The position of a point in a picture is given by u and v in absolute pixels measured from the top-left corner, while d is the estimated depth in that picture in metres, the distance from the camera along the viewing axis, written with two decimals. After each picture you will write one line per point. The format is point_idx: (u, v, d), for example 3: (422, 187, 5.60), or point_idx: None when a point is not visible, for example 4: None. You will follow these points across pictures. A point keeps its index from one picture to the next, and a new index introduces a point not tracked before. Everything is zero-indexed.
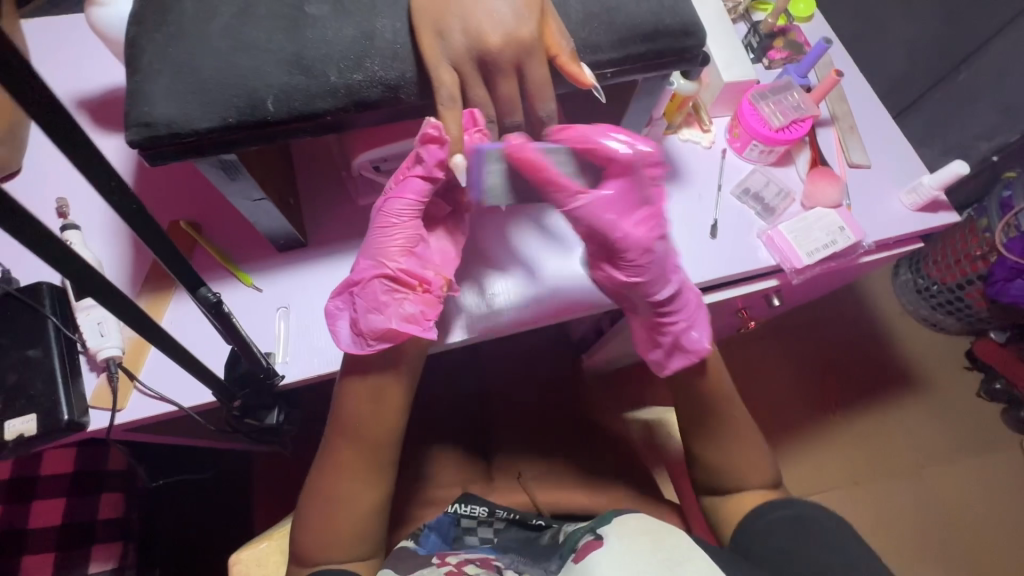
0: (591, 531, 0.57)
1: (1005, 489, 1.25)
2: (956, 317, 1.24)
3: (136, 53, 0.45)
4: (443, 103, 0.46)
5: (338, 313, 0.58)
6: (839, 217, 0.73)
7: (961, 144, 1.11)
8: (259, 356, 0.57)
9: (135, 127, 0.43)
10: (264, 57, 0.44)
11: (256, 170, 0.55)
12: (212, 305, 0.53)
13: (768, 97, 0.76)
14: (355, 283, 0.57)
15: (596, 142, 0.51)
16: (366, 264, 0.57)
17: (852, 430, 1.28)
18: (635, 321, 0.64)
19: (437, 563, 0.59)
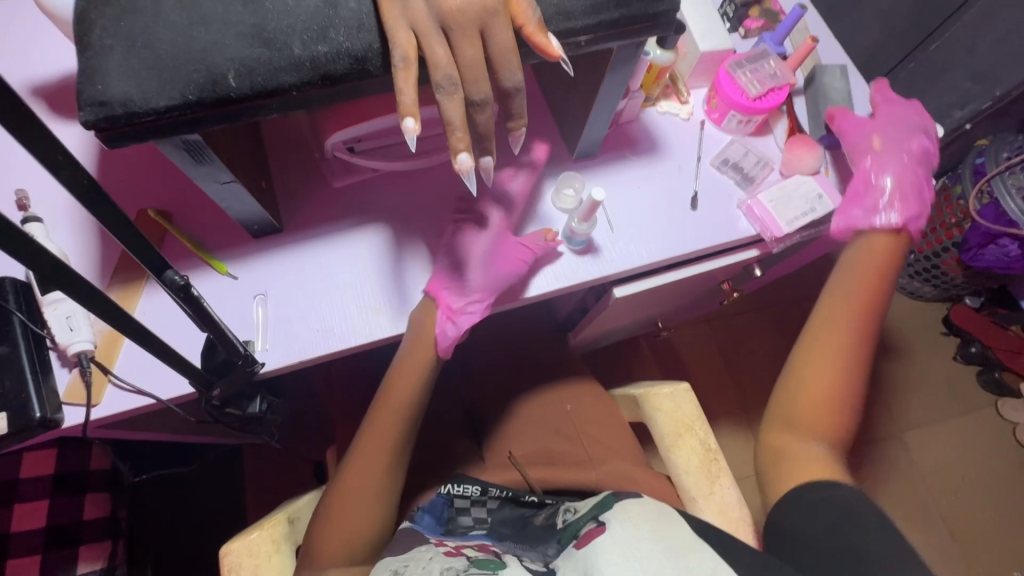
0: (596, 519, 0.63)
1: (980, 448, 1.29)
2: (932, 284, 1.28)
3: (85, 27, 0.42)
4: (393, 67, 0.43)
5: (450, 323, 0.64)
6: (818, 184, 0.74)
7: (935, 113, 1.12)
8: (237, 343, 0.54)
9: (89, 107, 0.41)
10: (223, 30, 0.42)
11: (223, 152, 0.53)
12: (180, 289, 0.47)
13: (744, 66, 0.75)
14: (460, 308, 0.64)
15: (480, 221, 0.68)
16: (469, 296, 0.65)
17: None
18: (873, 198, 0.72)
19: (435, 543, 0.63)
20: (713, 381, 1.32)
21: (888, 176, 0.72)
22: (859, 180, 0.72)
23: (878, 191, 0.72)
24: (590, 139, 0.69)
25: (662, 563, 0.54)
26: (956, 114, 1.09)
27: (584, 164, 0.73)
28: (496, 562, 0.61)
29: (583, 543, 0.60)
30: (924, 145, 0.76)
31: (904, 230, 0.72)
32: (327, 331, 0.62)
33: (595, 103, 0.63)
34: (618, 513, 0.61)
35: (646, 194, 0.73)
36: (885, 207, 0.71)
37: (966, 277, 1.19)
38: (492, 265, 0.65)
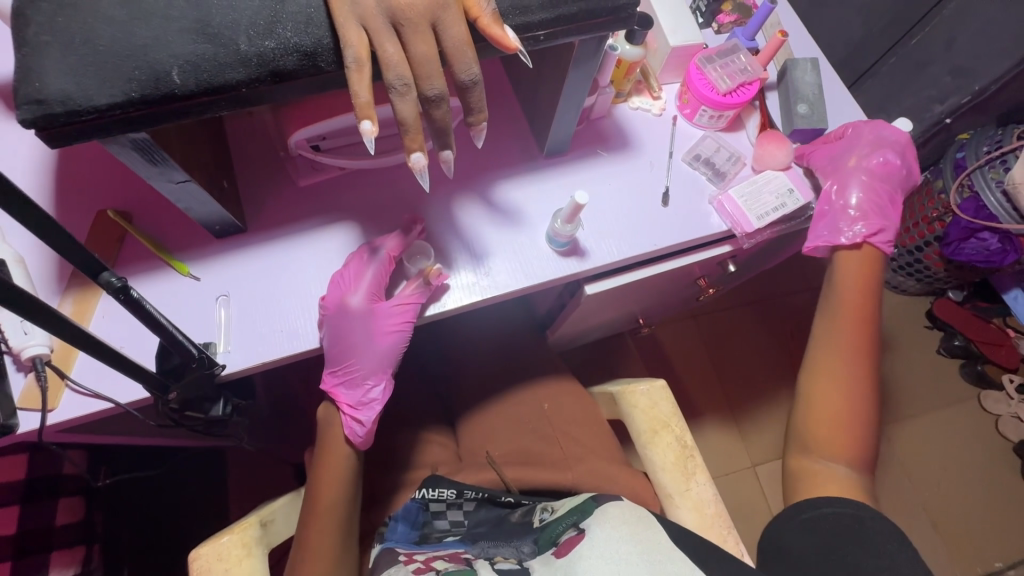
0: (575, 526, 0.63)
1: (961, 441, 1.30)
2: (915, 279, 1.29)
3: (21, 24, 0.40)
4: (344, 68, 0.41)
5: (359, 415, 0.67)
6: (788, 179, 0.73)
7: (915, 107, 1.12)
8: (190, 345, 0.52)
9: (26, 106, 0.40)
10: (165, 26, 0.41)
11: (178, 151, 0.52)
12: (118, 291, 0.43)
13: (715, 60, 0.75)
14: (364, 396, 0.67)
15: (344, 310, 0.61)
16: (363, 383, 0.67)
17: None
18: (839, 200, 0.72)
19: (404, 560, 0.64)
20: (697, 378, 1.32)
21: (854, 187, 0.72)
22: (822, 201, 0.73)
23: (844, 199, 0.72)
24: (559, 136, 0.68)
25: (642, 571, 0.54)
26: (935, 108, 1.09)
27: (555, 161, 0.73)
28: (467, 571, 0.61)
29: (563, 550, 0.60)
30: (887, 158, 0.74)
31: (870, 245, 0.71)
32: (291, 333, 0.61)
33: (560, 100, 0.62)
34: (598, 518, 0.61)
35: (616, 190, 0.72)
36: (852, 223, 0.71)
37: (947, 271, 1.20)
38: (377, 353, 0.66)
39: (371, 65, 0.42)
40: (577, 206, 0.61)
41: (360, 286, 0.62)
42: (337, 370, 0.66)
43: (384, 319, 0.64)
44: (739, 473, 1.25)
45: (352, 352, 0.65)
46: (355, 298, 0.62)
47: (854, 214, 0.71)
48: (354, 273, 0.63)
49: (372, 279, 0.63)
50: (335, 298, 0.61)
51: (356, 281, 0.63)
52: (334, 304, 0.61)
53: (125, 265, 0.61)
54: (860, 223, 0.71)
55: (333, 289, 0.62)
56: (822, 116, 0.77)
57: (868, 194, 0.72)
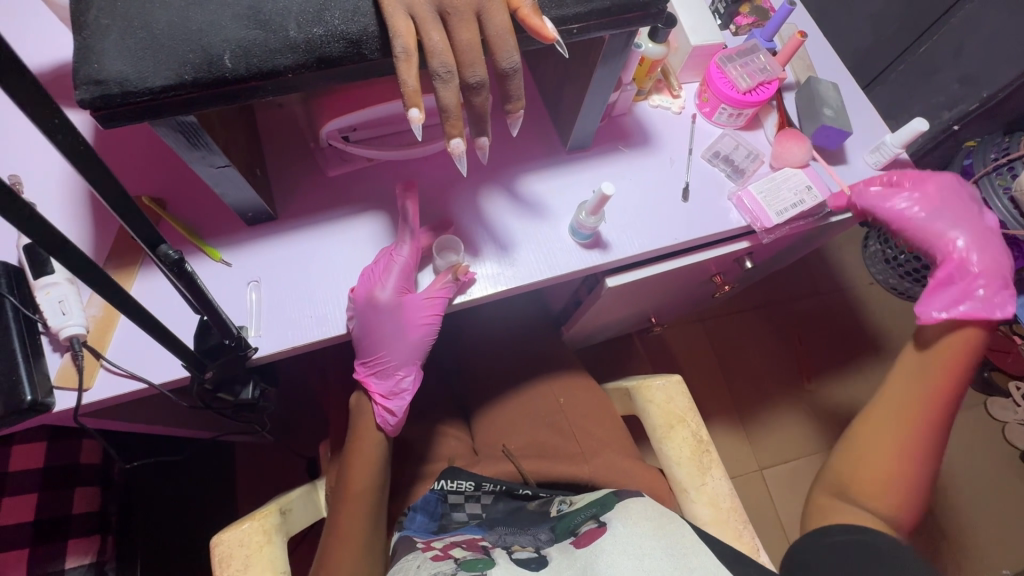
0: (596, 518, 0.64)
1: (968, 447, 1.30)
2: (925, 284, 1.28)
3: (82, 8, 0.42)
4: (393, 56, 0.43)
5: (394, 406, 0.68)
6: (807, 176, 0.74)
7: (925, 113, 1.14)
8: (231, 324, 0.53)
9: (85, 86, 0.41)
10: (219, 12, 0.43)
11: (219, 137, 0.53)
12: (174, 264, 0.44)
13: (734, 60, 0.76)
14: (397, 386, 0.69)
15: (374, 305, 0.62)
16: (395, 372, 0.69)
17: (827, 396, 1.33)
18: (974, 268, 0.69)
19: (422, 548, 0.64)
20: (706, 379, 1.32)
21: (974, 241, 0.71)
22: (955, 267, 0.70)
23: (974, 268, 0.69)
24: (583, 131, 0.70)
25: (662, 561, 0.55)
26: (945, 114, 1.11)
27: (577, 156, 0.74)
28: (486, 559, 0.61)
29: (585, 541, 0.60)
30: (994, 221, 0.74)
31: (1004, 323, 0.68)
32: (321, 319, 0.62)
33: (587, 94, 0.64)
34: (620, 513, 0.62)
35: (637, 186, 0.74)
36: (991, 295, 0.68)
37: None
38: (406, 344, 0.67)
39: (417, 53, 0.43)
40: (604, 196, 0.62)
41: (388, 279, 0.63)
42: (369, 359, 0.68)
43: (414, 311, 0.65)
44: (748, 475, 1.25)
45: (383, 343, 0.66)
46: (384, 292, 0.62)
47: (990, 283, 0.68)
48: (383, 267, 0.64)
49: (401, 272, 0.64)
50: (365, 292, 0.62)
51: (384, 275, 0.63)
52: (364, 298, 0.62)
53: None
54: (1001, 294, 0.68)
55: (363, 283, 0.63)
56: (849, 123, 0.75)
57: (997, 262, 0.70)
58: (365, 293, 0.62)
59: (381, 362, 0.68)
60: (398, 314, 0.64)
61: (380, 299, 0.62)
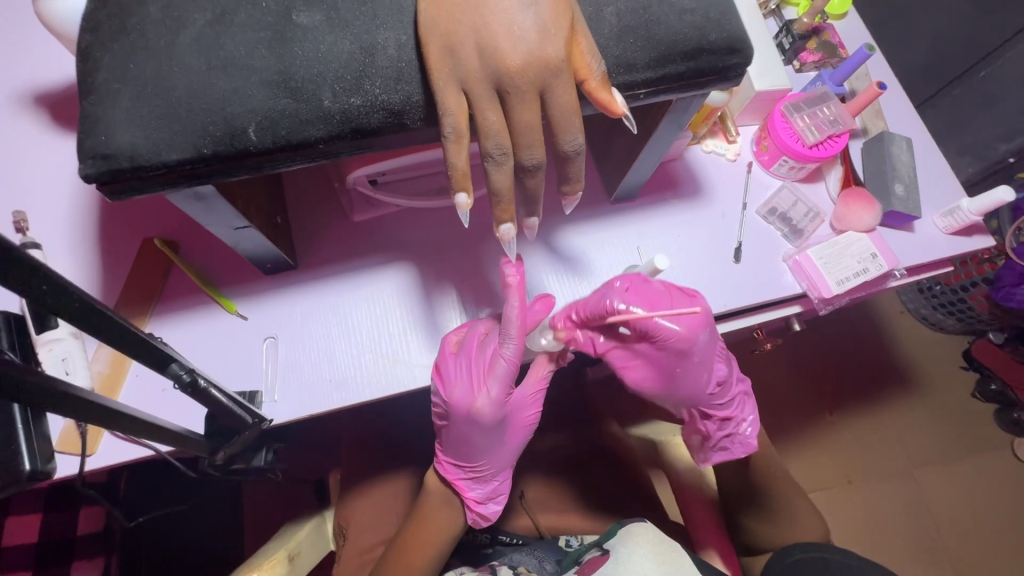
0: (598, 547, 0.60)
1: (996, 492, 1.17)
2: (957, 318, 1.16)
3: (90, 68, 0.37)
4: (441, 137, 0.37)
5: (487, 510, 0.66)
6: (873, 242, 0.67)
7: (979, 143, 1.03)
8: (244, 415, 0.48)
9: (90, 159, 0.36)
10: (245, 77, 0.37)
11: (240, 197, 0.49)
12: (186, 384, 0.41)
13: (802, 109, 0.69)
14: (489, 486, 0.65)
15: (473, 410, 0.56)
16: (491, 477, 0.64)
17: (848, 428, 1.20)
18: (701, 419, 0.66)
19: None
20: None
21: (729, 402, 0.65)
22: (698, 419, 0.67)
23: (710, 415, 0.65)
24: (631, 183, 0.64)
25: None
26: (999, 147, 0.99)
27: (622, 206, 0.68)
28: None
29: (586, 569, 0.58)
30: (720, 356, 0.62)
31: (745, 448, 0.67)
32: (340, 382, 0.58)
33: (642, 149, 0.57)
34: (621, 537, 0.58)
35: (685, 242, 0.68)
36: (729, 442, 0.66)
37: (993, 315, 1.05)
38: (505, 445, 0.62)
39: (468, 132, 0.38)
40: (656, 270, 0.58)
41: (492, 386, 0.56)
42: (465, 464, 0.63)
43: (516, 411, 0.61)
44: None
45: (482, 450, 0.61)
46: (486, 399, 0.56)
47: (725, 435, 0.66)
48: (483, 371, 0.56)
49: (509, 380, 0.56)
50: (463, 400, 0.56)
51: (488, 378, 0.55)
52: (464, 403, 0.55)
53: (173, 299, 0.59)
54: (738, 439, 0.66)
55: (462, 389, 0.56)
56: (917, 203, 0.69)
57: (720, 407, 0.64)
58: (468, 398, 0.56)
59: (479, 468, 0.63)
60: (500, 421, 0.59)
61: (479, 403, 0.56)
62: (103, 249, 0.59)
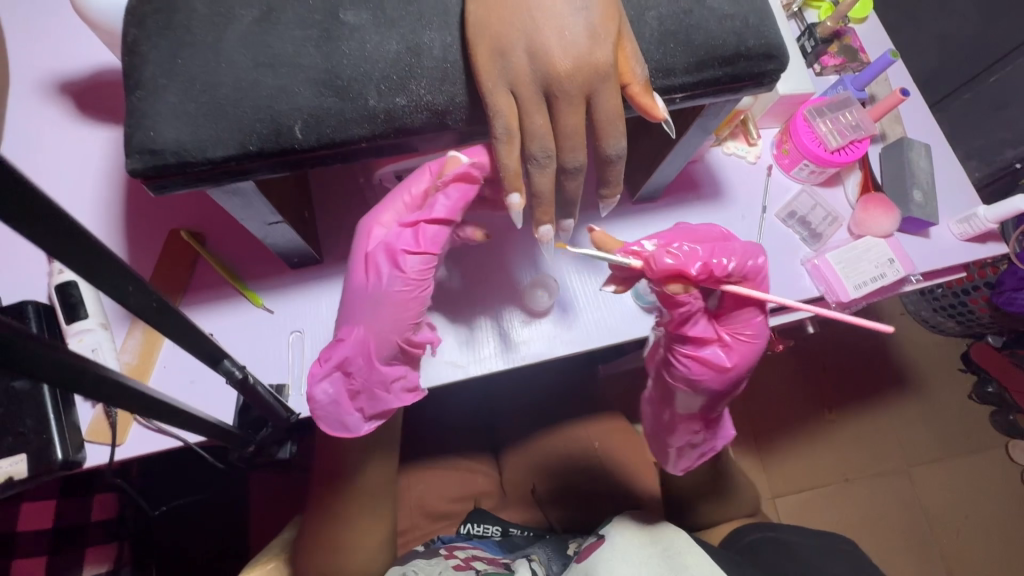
0: (596, 534, 0.59)
1: (986, 491, 1.20)
2: (956, 320, 1.15)
3: (136, 63, 0.37)
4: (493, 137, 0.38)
5: (316, 393, 0.49)
6: (890, 248, 0.68)
7: (984, 147, 0.99)
8: (280, 409, 0.50)
9: (137, 155, 0.36)
10: (292, 75, 0.37)
11: (274, 193, 0.49)
12: (238, 380, 0.43)
13: (825, 113, 0.69)
14: (339, 355, 0.48)
15: (369, 221, 0.50)
16: (346, 338, 0.49)
17: (844, 428, 1.22)
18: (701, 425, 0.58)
19: (444, 554, 0.60)
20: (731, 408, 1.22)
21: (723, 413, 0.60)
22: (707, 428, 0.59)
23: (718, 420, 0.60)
24: (656, 184, 0.64)
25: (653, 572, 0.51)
26: (1006, 152, 0.95)
27: (644, 206, 0.69)
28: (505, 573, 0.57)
29: (583, 555, 0.56)
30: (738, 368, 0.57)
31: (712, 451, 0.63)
32: None
33: (671, 152, 0.57)
34: (616, 525, 0.58)
35: None
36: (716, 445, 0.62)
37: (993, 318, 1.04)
38: (372, 297, 0.48)
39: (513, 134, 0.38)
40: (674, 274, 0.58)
41: (395, 209, 0.50)
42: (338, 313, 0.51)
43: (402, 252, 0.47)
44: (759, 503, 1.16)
45: (352, 295, 0.49)
46: (383, 214, 0.50)
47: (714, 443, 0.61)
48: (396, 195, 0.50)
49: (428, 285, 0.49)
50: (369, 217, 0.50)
51: (392, 202, 0.50)
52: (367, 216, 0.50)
53: (198, 290, 0.59)
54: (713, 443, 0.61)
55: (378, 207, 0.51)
56: (934, 211, 0.70)
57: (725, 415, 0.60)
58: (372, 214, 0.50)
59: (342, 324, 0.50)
60: (384, 251, 0.48)
61: (376, 217, 0.50)
62: (128, 240, 0.59)
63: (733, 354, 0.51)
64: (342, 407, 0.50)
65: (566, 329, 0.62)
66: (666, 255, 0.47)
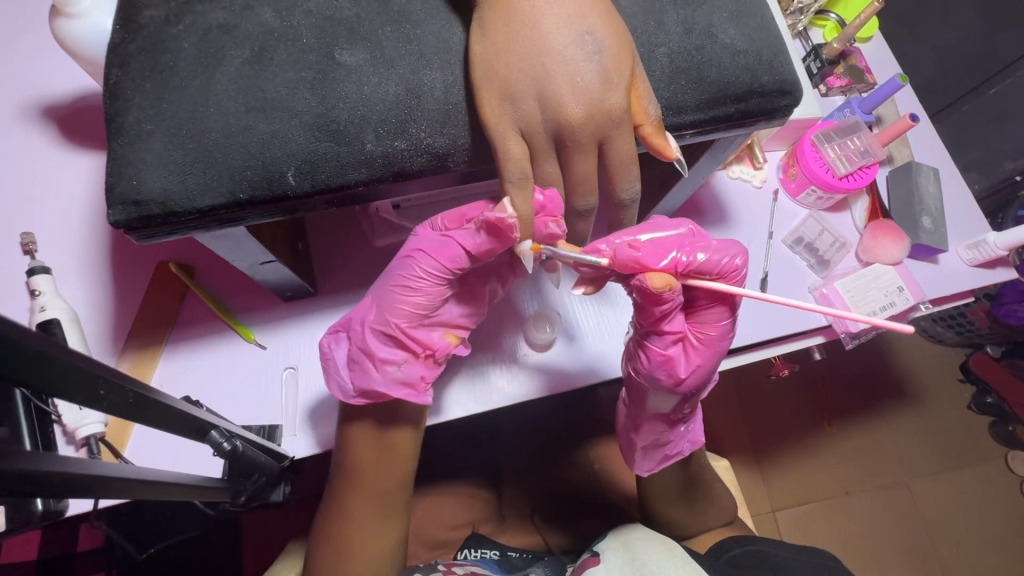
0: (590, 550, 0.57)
1: (988, 507, 1.18)
2: (955, 332, 1.14)
3: (120, 108, 0.35)
4: (507, 182, 0.37)
5: (332, 353, 0.51)
6: (899, 275, 0.66)
7: (983, 161, 0.97)
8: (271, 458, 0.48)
9: (119, 206, 0.34)
10: (285, 119, 0.35)
11: (266, 231, 0.47)
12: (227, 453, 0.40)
13: (832, 138, 0.67)
14: (350, 319, 0.51)
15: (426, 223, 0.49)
16: (360, 307, 0.51)
17: (844, 441, 1.21)
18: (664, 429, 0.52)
19: (443, 570, 0.55)
20: (732, 426, 1.20)
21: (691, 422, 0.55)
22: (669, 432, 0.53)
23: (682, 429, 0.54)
24: (662, 211, 0.62)
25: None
26: (1006, 164, 0.93)
27: None
28: None
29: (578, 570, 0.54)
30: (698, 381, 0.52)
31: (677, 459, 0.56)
32: None
33: (678, 183, 0.55)
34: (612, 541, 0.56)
35: None
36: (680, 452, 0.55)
37: (991, 328, 1.04)
38: (388, 277, 0.48)
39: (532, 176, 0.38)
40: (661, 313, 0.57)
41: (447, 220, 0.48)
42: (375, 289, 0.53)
43: (426, 255, 0.47)
44: (761, 520, 1.15)
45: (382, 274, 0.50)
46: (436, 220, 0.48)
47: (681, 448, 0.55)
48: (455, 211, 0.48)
49: (438, 285, 0.48)
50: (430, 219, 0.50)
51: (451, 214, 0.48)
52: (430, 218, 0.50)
53: (188, 326, 0.57)
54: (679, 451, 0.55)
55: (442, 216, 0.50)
56: (943, 237, 0.69)
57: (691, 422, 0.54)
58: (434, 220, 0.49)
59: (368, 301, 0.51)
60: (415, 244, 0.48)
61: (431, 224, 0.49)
62: (113, 273, 0.57)
63: (697, 358, 0.46)
64: (333, 367, 0.51)
65: (567, 362, 0.59)
66: (630, 244, 0.41)
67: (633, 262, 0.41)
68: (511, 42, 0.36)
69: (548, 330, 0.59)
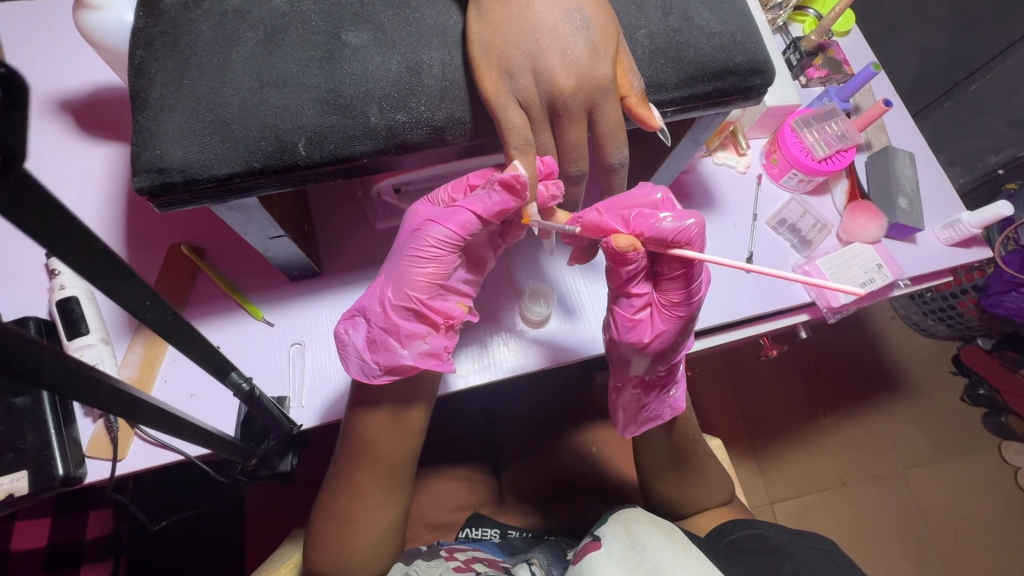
0: (590, 534, 0.55)
1: (978, 491, 1.20)
2: (946, 324, 1.17)
3: (144, 85, 0.38)
4: (510, 149, 0.40)
5: (348, 338, 0.51)
6: (877, 253, 0.69)
7: (967, 154, 0.99)
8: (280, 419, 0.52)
9: (143, 173, 0.37)
10: (295, 94, 0.38)
11: (276, 208, 0.50)
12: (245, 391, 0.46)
13: (811, 123, 0.71)
14: (366, 303, 0.51)
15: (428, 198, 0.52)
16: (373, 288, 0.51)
17: (839, 431, 1.23)
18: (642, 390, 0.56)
19: (445, 556, 0.57)
20: (726, 415, 1.22)
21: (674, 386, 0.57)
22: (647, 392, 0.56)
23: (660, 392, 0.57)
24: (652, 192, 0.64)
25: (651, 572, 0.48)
26: (988, 158, 0.96)
27: None
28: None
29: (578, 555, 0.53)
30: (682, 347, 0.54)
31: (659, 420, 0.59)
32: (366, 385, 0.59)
33: (664, 163, 0.58)
34: (612, 524, 0.54)
35: None
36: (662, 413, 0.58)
37: (981, 320, 1.06)
38: (402, 253, 0.50)
39: (534, 144, 0.41)
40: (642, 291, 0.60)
41: (450, 193, 0.51)
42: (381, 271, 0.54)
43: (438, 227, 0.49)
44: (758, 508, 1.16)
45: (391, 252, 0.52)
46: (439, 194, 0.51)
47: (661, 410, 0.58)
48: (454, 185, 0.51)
49: (450, 254, 0.50)
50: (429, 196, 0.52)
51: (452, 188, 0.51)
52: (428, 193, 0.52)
53: (199, 304, 0.59)
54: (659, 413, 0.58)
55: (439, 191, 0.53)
56: (920, 217, 0.72)
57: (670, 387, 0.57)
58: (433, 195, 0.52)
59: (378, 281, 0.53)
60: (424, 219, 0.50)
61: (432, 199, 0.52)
62: (128, 255, 0.60)
63: (663, 321, 0.49)
64: (353, 352, 0.51)
65: (558, 334, 0.62)
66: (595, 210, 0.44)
67: (598, 229, 0.44)
68: (505, 22, 0.39)
69: (543, 305, 0.62)
